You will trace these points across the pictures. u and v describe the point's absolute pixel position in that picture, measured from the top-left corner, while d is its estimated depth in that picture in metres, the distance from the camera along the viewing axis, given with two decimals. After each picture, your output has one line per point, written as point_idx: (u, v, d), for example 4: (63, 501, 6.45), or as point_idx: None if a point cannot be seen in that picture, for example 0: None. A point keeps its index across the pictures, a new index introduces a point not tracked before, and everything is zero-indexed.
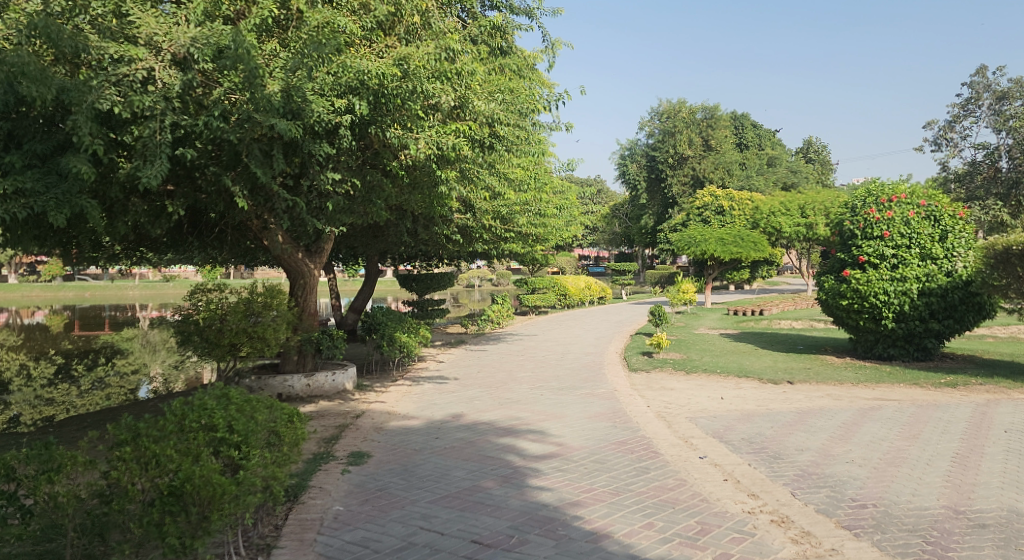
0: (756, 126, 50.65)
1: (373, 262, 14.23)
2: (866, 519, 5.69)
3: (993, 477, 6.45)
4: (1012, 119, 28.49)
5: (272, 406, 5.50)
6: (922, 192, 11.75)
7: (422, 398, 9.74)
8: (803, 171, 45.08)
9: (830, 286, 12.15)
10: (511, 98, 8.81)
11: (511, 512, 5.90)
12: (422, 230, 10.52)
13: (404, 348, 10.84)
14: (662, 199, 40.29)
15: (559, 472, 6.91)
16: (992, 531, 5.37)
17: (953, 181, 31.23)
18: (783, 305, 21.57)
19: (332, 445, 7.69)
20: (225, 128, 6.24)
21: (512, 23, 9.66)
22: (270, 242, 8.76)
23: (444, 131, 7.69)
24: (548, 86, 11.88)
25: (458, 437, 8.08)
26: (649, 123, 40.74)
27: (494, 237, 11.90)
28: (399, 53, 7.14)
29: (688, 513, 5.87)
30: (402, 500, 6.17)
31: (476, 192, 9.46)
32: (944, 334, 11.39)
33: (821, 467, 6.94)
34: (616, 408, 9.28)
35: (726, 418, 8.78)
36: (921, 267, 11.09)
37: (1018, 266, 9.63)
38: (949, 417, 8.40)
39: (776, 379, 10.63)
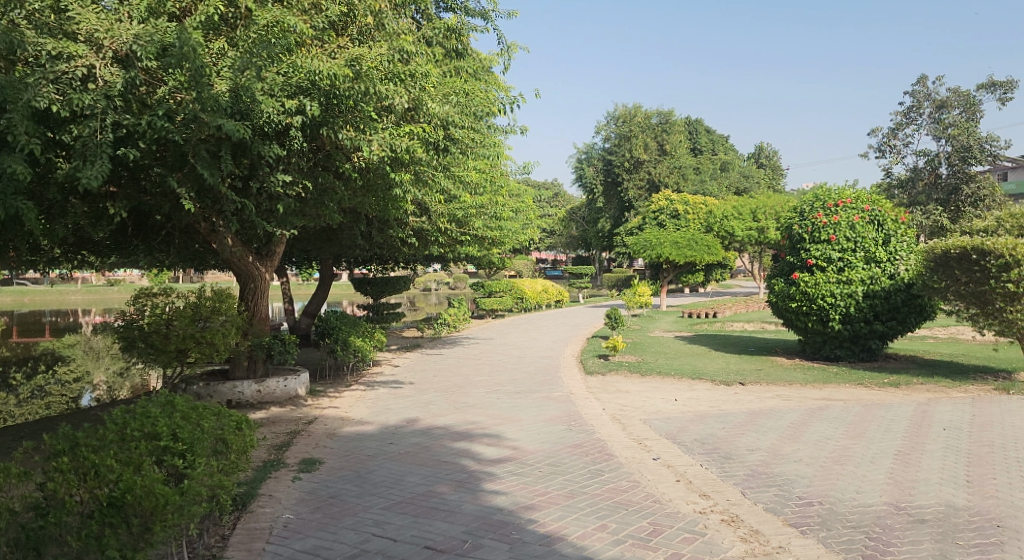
0: (710, 132, 51.70)
1: (327, 265, 14.01)
2: (812, 517, 5.80)
3: (933, 473, 6.66)
4: (951, 127, 29.45)
5: (219, 414, 5.37)
6: (867, 197, 12.07)
7: (377, 403, 9.64)
8: (755, 176, 45.95)
9: (780, 288, 12.38)
10: (466, 100, 8.79)
11: (465, 517, 5.86)
12: (376, 232, 10.42)
13: (358, 353, 10.71)
14: (619, 203, 40.73)
15: (514, 475, 6.90)
16: (932, 526, 5.53)
17: (896, 187, 32.21)
18: (736, 308, 21.99)
19: (283, 452, 7.54)
20: (170, 128, 6.09)
21: (467, 25, 9.64)
22: (218, 246, 8.55)
23: (397, 133, 7.60)
24: (504, 88, 11.85)
25: (412, 442, 8.01)
26: (605, 127, 41.11)
27: (450, 240, 11.84)
28: (351, 54, 7.07)
29: (642, 514, 5.92)
30: (354, 507, 6.08)
31: (431, 194, 9.43)
32: (888, 335, 11.73)
33: (771, 467, 7.07)
34: (572, 411, 9.31)
35: (679, 419, 8.88)
36: (865, 270, 11.41)
37: (956, 269, 10.01)
38: (893, 416, 8.64)
39: (728, 380, 10.81)
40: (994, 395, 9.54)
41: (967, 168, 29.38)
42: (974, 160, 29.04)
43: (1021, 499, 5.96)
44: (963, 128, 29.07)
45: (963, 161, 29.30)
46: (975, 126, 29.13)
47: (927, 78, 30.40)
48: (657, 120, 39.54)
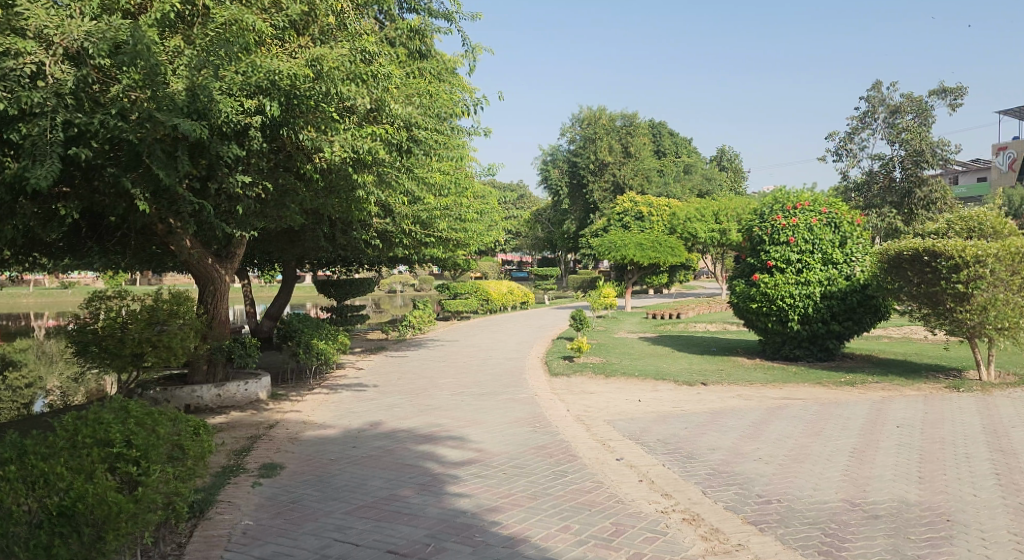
0: (672, 135, 52.35)
1: (290, 267, 13.83)
2: (771, 515, 5.90)
3: (887, 470, 6.82)
4: (904, 132, 30.20)
5: (176, 419, 5.26)
6: (824, 199, 12.31)
7: (339, 406, 9.55)
8: (717, 178, 46.59)
9: (741, 289, 12.55)
10: (430, 101, 8.76)
11: (428, 520, 5.83)
12: (338, 234, 10.31)
13: (321, 356, 10.58)
14: (584, 205, 41.01)
15: (478, 478, 6.88)
16: (885, 522, 5.67)
17: (852, 190, 32.96)
18: (699, 308, 22.28)
19: (243, 458, 7.41)
20: (123, 128, 5.96)
21: (430, 26, 9.63)
22: (176, 247, 8.39)
23: (360, 134, 7.51)
24: (467, 89, 11.84)
25: (376, 445, 7.94)
26: (570, 130, 41.31)
27: (415, 242, 11.78)
28: (312, 54, 6.97)
29: (605, 515, 5.96)
30: (315, 512, 6.00)
31: (395, 196, 9.39)
32: (844, 335, 12.01)
33: (732, 466, 7.17)
34: (536, 413, 9.32)
35: (643, 420, 8.95)
36: (823, 272, 11.64)
37: (908, 270, 10.29)
38: (850, 414, 8.83)
39: (691, 381, 10.93)
40: (946, 394, 9.81)
41: (920, 172, 30.16)
42: (926, 164, 29.84)
43: (969, 494, 6.14)
44: (916, 133, 29.83)
45: (916, 165, 30.08)
46: (927, 131, 29.91)
47: (882, 84, 31.14)
48: (621, 123, 39.89)
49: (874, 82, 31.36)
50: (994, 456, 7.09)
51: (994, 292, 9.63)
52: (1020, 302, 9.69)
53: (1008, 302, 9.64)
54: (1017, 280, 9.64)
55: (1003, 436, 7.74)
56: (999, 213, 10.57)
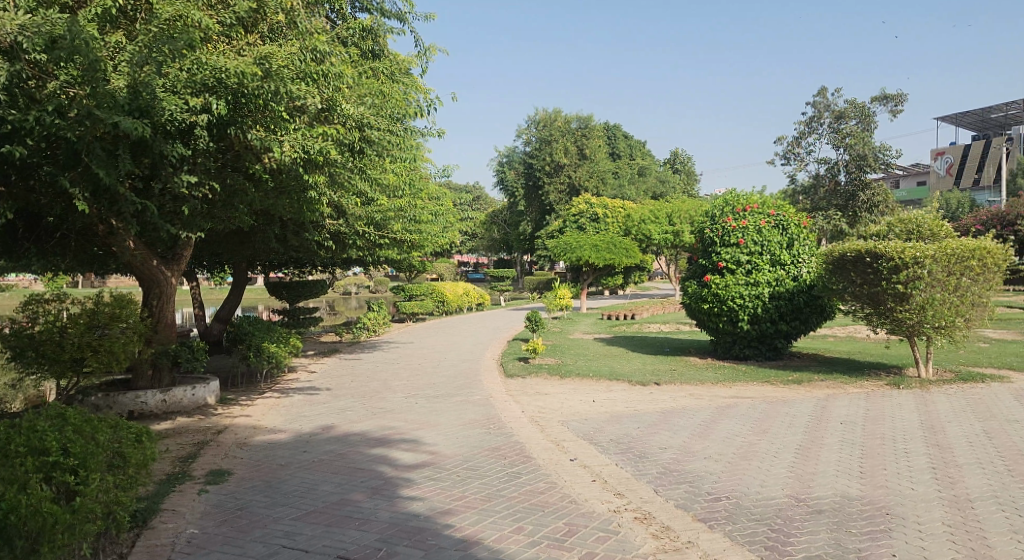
0: (627, 137, 52.98)
1: (240, 268, 13.56)
2: (719, 512, 6.00)
3: (831, 465, 7.01)
4: (848, 137, 31.05)
5: (116, 426, 5.13)
6: (772, 202, 12.59)
7: (290, 410, 9.39)
8: (672, 181, 47.29)
9: (693, 290, 12.75)
10: (382, 102, 8.70)
11: (380, 525, 5.77)
12: (290, 235, 10.14)
13: (272, 359, 10.37)
14: (540, 206, 41.17)
15: (432, 481, 6.84)
16: (828, 516, 5.82)
17: (800, 192, 33.80)
18: (653, 309, 22.57)
19: (188, 465, 7.23)
20: (61, 125, 5.77)
21: (384, 26, 9.56)
22: (118, 248, 8.15)
23: (311, 134, 7.40)
24: (421, 90, 11.79)
25: (327, 449, 7.83)
26: (526, 131, 41.38)
27: (369, 244, 11.70)
28: (260, 52, 6.82)
29: (557, 516, 5.98)
30: (263, 519, 5.89)
31: (347, 197, 9.30)
32: (791, 334, 12.36)
33: (682, 464, 7.27)
34: (490, 415, 9.31)
35: (596, 420, 9.02)
36: (771, 273, 11.92)
37: (851, 271, 10.62)
38: (796, 412, 9.03)
39: (644, 380, 11.06)
40: (886, 390, 10.13)
41: (863, 176, 31.18)
42: (869, 168, 30.80)
43: (907, 488, 6.34)
44: (859, 138, 30.70)
45: (860, 169, 30.99)
46: (870, 136, 30.84)
47: (828, 90, 32.00)
48: (577, 125, 40.19)
49: (820, 88, 32.17)
50: (932, 450, 7.34)
51: (932, 292, 9.96)
52: (956, 301, 10.04)
53: (945, 302, 9.97)
54: (953, 281, 9.96)
55: (940, 431, 8.01)
56: (936, 217, 10.98)
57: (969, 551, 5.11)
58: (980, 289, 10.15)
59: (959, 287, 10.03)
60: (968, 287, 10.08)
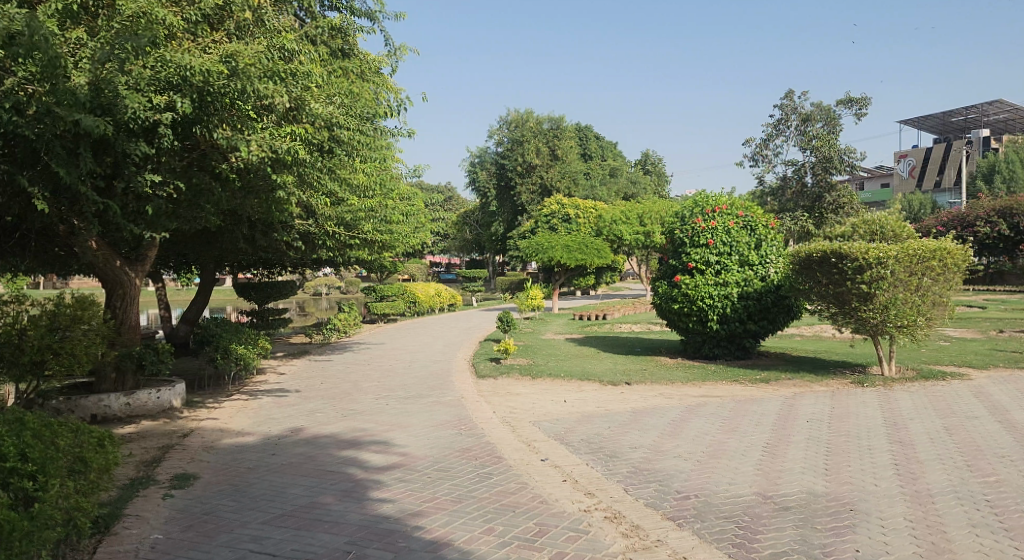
0: (598, 138, 53.27)
1: (207, 269, 13.36)
2: (689, 509, 6.06)
3: (797, 462, 7.12)
4: (815, 139, 31.54)
5: (77, 430, 5.03)
6: (740, 203, 12.74)
7: (258, 413, 9.27)
8: (643, 182, 47.67)
9: (663, 290, 12.86)
10: (352, 101, 8.63)
11: (349, 527, 5.72)
12: (259, 235, 10.02)
13: (240, 360, 10.23)
14: (512, 207, 41.20)
15: (402, 482, 6.81)
16: (795, 513, 5.90)
17: (767, 194, 34.29)
18: (624, 309, 22.73)
19: (153, 469, 7.10)
20: (18, 123, 5.64)
21: (354, 25, 9.50)
22: (80, 249, 7.98)
23: (279, 134, 7.29)
24: (393, 90, 11.75)
25: (296, 452, 7.74)
26: (498, 131, 41.36)
27: (339, 244, 11.61)
28: (226, 49, 6.70)
29: (528, 516, 5.98)
30: (230, 523, 5.81)
31: (317, 197, 9.20)
32: (759, 334, 12.51)
33: (652, 463, 7.33)
34: (461, 415, 9.30)
35: (567, 420, 9.06)
36: (740, 273, 12.07)
37: (817, 272, 10.82)
38: (764, 411, 9.15)
39: (615, 380, 11.13)
40: (851, 389, 10.30)
41: (829, 178, 31.72)
42: (834, 170, 31.36)
43: (871, 484, 6.46)
44: (825, 140, 31.21)
45: (825, 171, 31.51)
46: (836, 138, 31.37)
47: (794, 93, 32.50)
48: (548, 125, 40.31)
49: (787, 91, 32.64)
50: (894, 447, 7.49)
51: (894, 293, 10.16)
52: (918, 301, 10.25)
53: (907, 302, 10.17)
54: (914, 281, 10.16)
55: (903, 428, 8.17)
56: (898, 218, 11.21)
57: (929, 545, 5.21)
58: (941, 289, 10.36)
59: (920, 287, 10.23)
60: (929, 288, 10.28)
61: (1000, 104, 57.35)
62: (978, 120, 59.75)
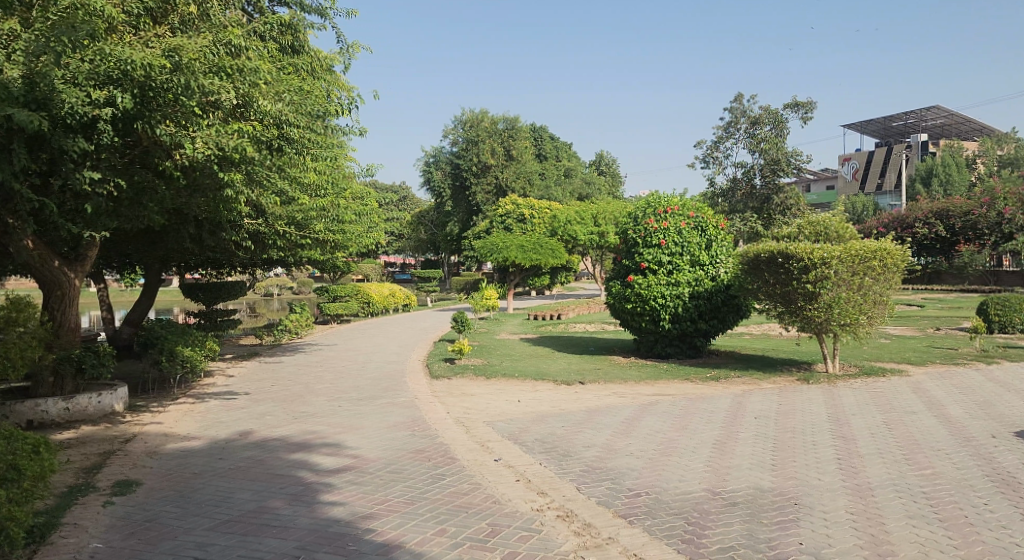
0: (553, 139, 53.54)
1: (152, 270, 12.99)
2: (639, 507, 6.12)
3: (745, 459, 7.26)
4: (763, 142, 32.23)
5: (10, 437, 4.83)
6: (692, 204, 12.91)
7: (205, 417, 9.05)
8: (597, 183, 48.11)
9: (617, 290, 12.97)
10: (302, 99, 8.44)
11: (298, 532, 5.62)
12: (206, 235, 9.79)
13: (186, 363, 10.00)
14: (467, 207, 41.14)
15: (354, 485, 6.72)
16: (742, 508, 6.01)
17: (718, 195, 34.92)
18: (579, 309, 22.89)
19: (93, 476, 6.86)
20: None
21: (304, 21, 9.32)
22: (15, 248, 7.68)
23: (226, 131, 7.12)
24: (344, 87, 11.58)
25: (244, 456, 7.58)
26: (453, 131, 41.19)
27: (290, 244, 11.41)
28: (169, 44, 6.52)
29: (480, 517, 5.96)
30: (174, 530, 5.66)
31: (267, 196, 8.97)
32: (710, 333, 12.76)
33: (604, 461, 7.39)
34: (414, 417, 9.23)
35: (521, 420, 9.06)
36: (691, 273, 12.26)
37: (764, 272, 11.07)
38: (714, 408, 9.31)
39: (569, 380, 11.18)
40: (797, 386, 10.57)
41: (776, 180, 32.51)
42: (781, 172, 32.14)
43: (815, 478, 6.63)
44: (773, 143, 31.92)
45: (773, 173, 32.29)
46: (783, 141, 32.09)
47: (743, 96, 33.15)
48: (503, 125, 40.36)
49: (736, 94, 33.28)
50: (837, 442, 7.70)
51: (837, 292, 10.45)
52: (859, 300, 10.57)
53: (850, 301, 10.49)
54: (856, 280, 10.47)
55: (845, 423, 8.41)
56: (841, 219, 11.53)
57: (870, 537, 5.36)
58: (881, 288, 10.69)
59: (861, 287, 10.55)
60: (870, 287, 10.61)
61: (938, 110, 59.53)
62: (917, 124, 61.89)
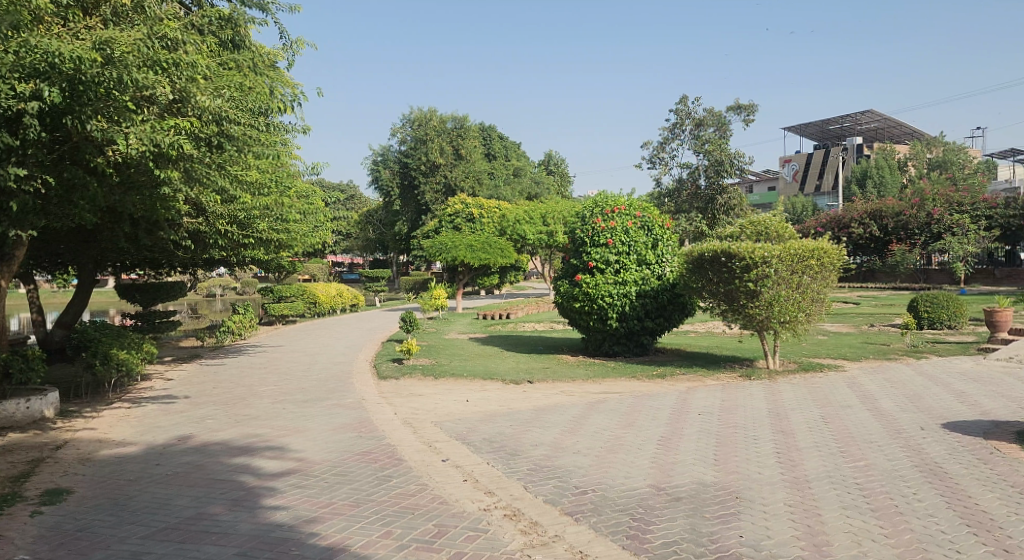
0: (502, 138, 53.62)
1: (86, 270, 12.50)
2: (586, 504, 6.16)
3: (690, 454, 7.39)
4: (706, 143, 32.87)
5: None
6: (638, 203, 13.05)
7: (143, 422, 8.75)
8: (547, 182, 48.41)
9: (565, 290, 13.05)
10: (242, 96, 8.22)
11: (239, 538, 5.49)
12: (143, 235, 9.50)
13: (122, 367, 9.62)
14: (416, 206, 40.90)
15: (297, 489, 6.58)
16: (685, 503, 6.11)
17: (664, 196, 35.47)
18: (529, 308, 22.98)
19: (20, 485, 6.56)
20: None
21: (245, 15, 9.09)
22: None
23: (162, 127, 6.88)
24: (289, 84, 11.38)
25: (183, 461, 7.35)
26: (400, 130, 40.84)
27: (232, 242, 11.13)
28: (101, 36, 6.25)
29: (427, 517, 5.91)
30: (107, 539, 5.46)
31: (206, 194, 8.71)
32: (657, 331, 12.97)
33: (552, 460, 7.41)
34: (361, 418, 9.10)
35: (469, 420, 9.03)
36: (638, 272, 12.44)
37: (708, 270, 11.30)
38: (659, 405, 9.45)
39: (517, 379, 11.20)
40: (739, 382, 10.81)
41: (720, 181, 33.22)
42: (725, 173, 32.86)
43: (756, 472, 6.79)
44: (716, 144, 32.60)
45: (717, 174, 33.00)
46: (726, 143, 32.81)
47: (688, 98, 33.75)
48: (452, 125, 40.24)
49: (681, 97, 33.86)
50: (777, 436, 7.89)
51: (778, 290, 10.71)
52: (799, 298, 10.86)
53: (789, 299, 10.76)
54: (795, 279, 10.74)
55: (784, 418, 8.63)
56: (781, 220, 11.83)
57: (806, 527, 5.52)
58: (819, 286, 11.00)
59: (801, 285, 10.82)
60: (809, 285, 10.90)
61: (873, 114, 61.75)
62: (854, 127, 64.06)
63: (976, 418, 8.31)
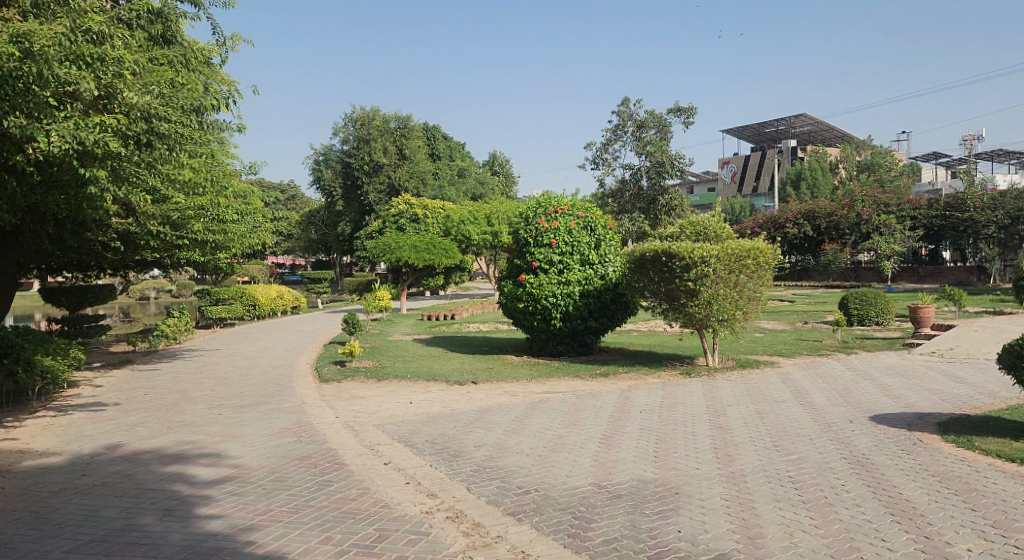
0: (445, 138, 53.37)
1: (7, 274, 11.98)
2: (528, 504, 6.17)
3: (630, 452, 7.47)
4: (648, 144, 33.39)
5: None
6: (581, 204, 13.15)
7: (69, 430, 8.39)
8: (491, 181, 48.43)
9: (508, 290, 13.05)
10: (173, 93, 7.98)
11: (170, 549, 5.30)
12: (68, 236, 9.11)
13: (47, 374, 9.25)
14: (360, 206, 40.34)
15: (233, 496, 6.40)
16: (625, 500, 6.17)
17: (608, 197, 35.87)
18: (473, 309, 22.91)
19: None
20: None
21: (176, 10, 8.85)
22: None
23: (86, 124, 6.61)
24: (223, 81, 11.11)
25: (111, 471, 7.06)
26: (342, 129, 40.18)
27: (165, 243, 10.79)
28: (17, 29, 5.97)
29: (368, 522, 5.82)
30: (28, 554, 5.21)
31: (137, 193, 8.40)
32: (600, 330, 13.09)
33: (494, 461, 7.39)
34: (300, 422, 8.91)
35: (412, 422, 8.93)
36: (581, 272, 12.54)
37: (649, 270, 11.48)
38: (601, 404, 9.53)
39: (461, 380, 11.15)
40: (680, 379, 10.99)
41: (662, 182, 33.78)
42: (667, 174, 33.42)
43: (694, 468, 6.91)
44: (658, 146, 33.16)
45: (659, 175, 33.54)
46: (666, 144, 33.38)
47: (630, 100, 34.16)
48: (395, 124, 39.74)
49: (624, 99, 34.27)
50: (714, 432, 8.05)
51: (716, 289, 10.94)
52: (736, 296, 11.12)
53: (727, 297, 11.01)
54: (733, 278, 10.98)
55: (722, 414, 8.81)
56: (719, 220, 12.12)
57: (741, 521, 5.63)
58: (755, 285, 11.29)
59: (738, 284, 11.08)
60: (746, 284, 11.17)
61: (807, 118, 63.71)
62: (790, 131, 65.99)
63: (902, 410, 8.65)
